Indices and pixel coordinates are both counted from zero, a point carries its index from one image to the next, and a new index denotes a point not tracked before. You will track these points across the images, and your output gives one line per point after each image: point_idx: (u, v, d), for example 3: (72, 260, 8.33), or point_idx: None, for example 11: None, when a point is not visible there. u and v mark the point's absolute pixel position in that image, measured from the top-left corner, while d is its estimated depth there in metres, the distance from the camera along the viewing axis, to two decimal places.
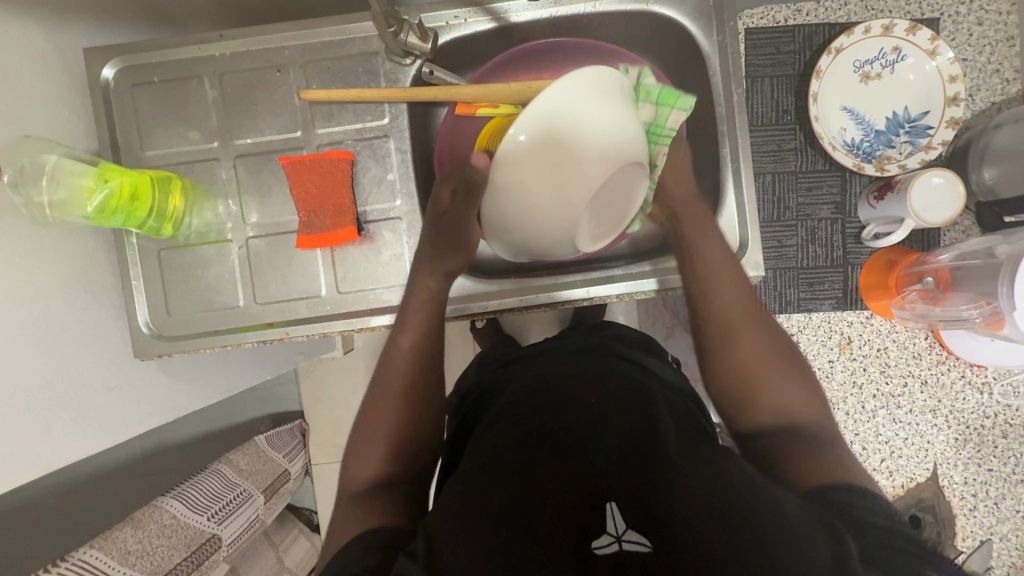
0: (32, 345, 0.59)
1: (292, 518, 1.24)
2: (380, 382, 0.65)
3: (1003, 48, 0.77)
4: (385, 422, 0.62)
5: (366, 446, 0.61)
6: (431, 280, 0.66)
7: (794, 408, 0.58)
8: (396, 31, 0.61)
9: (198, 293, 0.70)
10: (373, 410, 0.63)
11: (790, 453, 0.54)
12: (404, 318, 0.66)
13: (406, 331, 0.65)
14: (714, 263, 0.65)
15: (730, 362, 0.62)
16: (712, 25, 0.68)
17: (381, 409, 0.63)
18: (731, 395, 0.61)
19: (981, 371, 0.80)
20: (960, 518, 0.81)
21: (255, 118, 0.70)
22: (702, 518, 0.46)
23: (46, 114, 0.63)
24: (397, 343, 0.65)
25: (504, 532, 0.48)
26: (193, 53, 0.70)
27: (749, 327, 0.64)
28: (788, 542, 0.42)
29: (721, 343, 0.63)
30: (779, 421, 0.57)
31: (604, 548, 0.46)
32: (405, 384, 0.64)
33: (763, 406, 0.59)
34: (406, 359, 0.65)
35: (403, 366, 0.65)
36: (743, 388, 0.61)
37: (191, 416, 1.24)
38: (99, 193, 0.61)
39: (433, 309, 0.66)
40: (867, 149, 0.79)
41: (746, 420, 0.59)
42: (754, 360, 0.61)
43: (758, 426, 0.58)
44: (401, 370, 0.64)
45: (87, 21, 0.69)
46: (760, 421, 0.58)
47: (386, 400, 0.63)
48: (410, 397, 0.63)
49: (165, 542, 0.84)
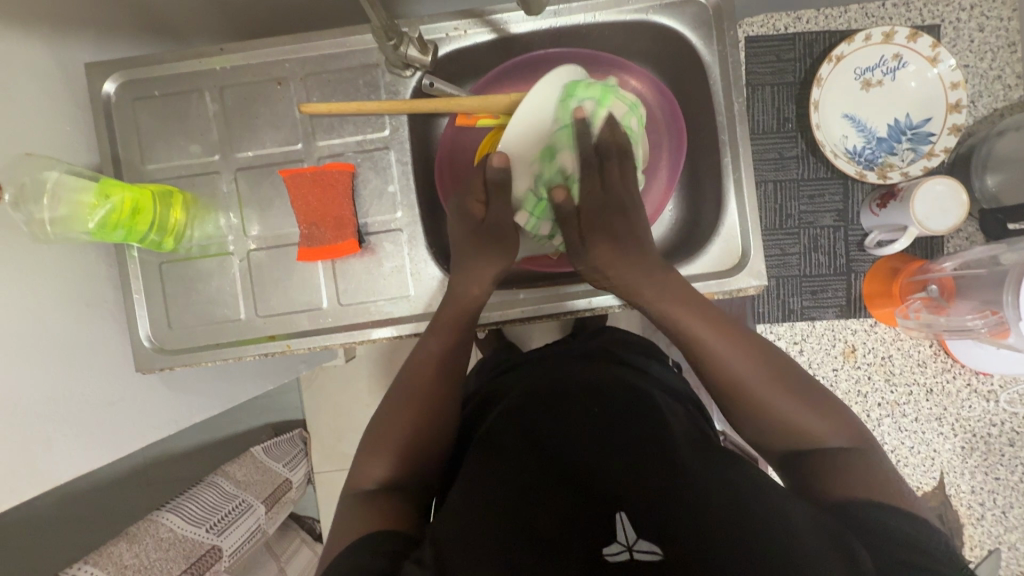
0: (31, 359, 0.59)
1: (295, 528, 1.24)
2: (404, 382, 0.63)
3: (1005, 54, 0.77)
4: (403, 426, 0.60)
5: (377, 449, 0.59)
6: (474, 287, 0.65)
7: (815, 435, 0.55)
8: (396, 44, 0.61)
9: (199, 306, 0.70)
10: (391, 413, 0.61)
11: (812, 481, 0.52)
12: (438, 325, 0.64)
13: (438, 336, 0.64)
14: (686, 305, 0.62)
15: (739, 405, 0.58)
16: (712, 34, 0.68)
17: (401, 414, 0.60)
18: (750, 426, 0.58)
19: (987, 379, 0.79)
20: (968, 528, 0.80)
21: (256, 131, 0.70)
22: (716, 528, 0.46)
23: (47, 129, 0.63)
24: (429, 347, 0.64)
25: (515, 543, 0.47)
26: (194, 67, 0.70)
27: (740, 358, 0.59)
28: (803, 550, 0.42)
29: (720, 384, 0.59)
30: (795, 451, 0.55)
31: (614, 556, 0.46)
32: (431, 392, 0.62)
33: (779, 439, 0.56)
34: (438, 365, 0.63)
35: (429, 372, 0.63)
36: (753, 420, 0.57)
37: (193, 425, 1.24)
38: (101, 209, 0.61)
39: (465, 318, 0.65)
40: (870, 156, 0.79)
41: (768, 448, 0.58)
42: (754, 391, 0.57)
43: (780, 455, 0.56)
44: (429, 376, 0.63)
45: (89, 38, 0.69)
46: (779, 453, 0.57)
47: (408, 404, 0.61)
48: (433, 406, 0.61)
49: (163, 555, 0.84)
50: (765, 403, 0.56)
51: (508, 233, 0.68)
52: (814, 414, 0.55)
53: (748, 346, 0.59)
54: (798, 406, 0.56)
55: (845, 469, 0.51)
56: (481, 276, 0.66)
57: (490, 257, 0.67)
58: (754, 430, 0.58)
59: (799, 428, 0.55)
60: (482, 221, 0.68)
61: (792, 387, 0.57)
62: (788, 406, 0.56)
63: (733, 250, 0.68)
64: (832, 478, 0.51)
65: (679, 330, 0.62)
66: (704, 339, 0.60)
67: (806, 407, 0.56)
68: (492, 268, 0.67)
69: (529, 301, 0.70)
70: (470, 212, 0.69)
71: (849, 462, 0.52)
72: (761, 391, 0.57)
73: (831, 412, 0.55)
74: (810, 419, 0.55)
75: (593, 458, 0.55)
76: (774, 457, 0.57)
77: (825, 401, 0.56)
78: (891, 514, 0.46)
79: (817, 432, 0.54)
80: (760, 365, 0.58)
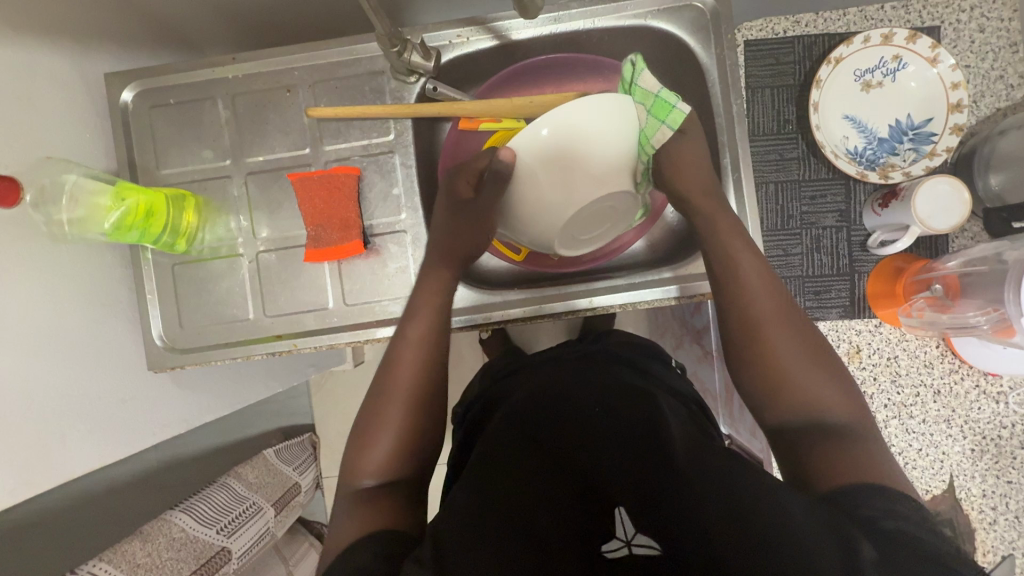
0: (48, 355, 0.61)
1: (303, 531, 1.25)
2: (387, 376, 0.63)
3: (1007, 54, 0.77)
4: (392, 420, 0.60)
5: (366, 442, 0.60)
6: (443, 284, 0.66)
7: (822, 404, 0.55)
8: (400, 51, 0.64)
9: (209, 306, 0.72)
10: (376, 405, 0.62)
11: (811, 454, 0.52)
12: (415, 316, 0.65)
13: (414, 324, 0.65)
14: (726, 246, 0.63)
15: (759, 354, 0.58)
16: (710, 38, 0.69)
17: (386, 405, 0.61)
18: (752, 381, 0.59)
19: (996, 380, 0.78)
20: (980, 533, 0.78)
21: (266, 137, 0.72)
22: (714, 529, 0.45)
23: (68, 136, 0.66)
24: (405, 339, 0.64)
25: (506, 529, 0.49)
26: (207, 76, 0.72)
27: (769, 298, 0.60)
28: (802, 547, 0.41)
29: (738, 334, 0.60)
30: (800, 414, 0.55)
31: (614, 551, 0.51)
32: (412, 384, 0.62)
33: (781, 398, 0.56)
34: (417, 354, 0.63)
35: (410, 365, 0.63)
36: (766, 377, 0.58)
37: (204, 428, 1.26)
38: (116, 211, 0.64)
39: (441, 310, 0.65)
40: (871, 157, 0.79)
41: (771, 409, 0.57)
42: (771, 339, 0.58)
43: (780, 418, 0.56)
44: (410, 369, 0.63)
45: (108, 49, 0.72)
46: (781, 417, 0.56)
47: (389, 400, 0.61)
48: (414, 395, 0.62)
49: (174, 555, 0.85)
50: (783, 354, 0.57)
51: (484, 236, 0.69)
52: (828, 382, 0.56)
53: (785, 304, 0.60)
54: (812, 371, 0.56)
55: (845, 450, 0.51)
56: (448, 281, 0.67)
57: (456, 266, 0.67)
58: (759, 390, 0.58)
59: (808, 392, 0.56)
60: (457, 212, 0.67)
61: (811, 353, 0.58)
62: (800, 365, 0.57)
63: None
64: (829, 458, 0.50)
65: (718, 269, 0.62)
66: (740, 279, 0.61)
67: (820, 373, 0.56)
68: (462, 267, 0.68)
69: (531, 300, 0.70)
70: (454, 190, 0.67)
71: (854, 445, 0.51)
72: (781, 340, 0.58)
73: (844, 386, 0.56)
74: (820, 385, 0.56)
75: (595, 458, 0.56)
76: (775, 421, 0.56)
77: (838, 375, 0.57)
78: None
79: (825, 400, 0.55)
80: (784, 319, 0.59)
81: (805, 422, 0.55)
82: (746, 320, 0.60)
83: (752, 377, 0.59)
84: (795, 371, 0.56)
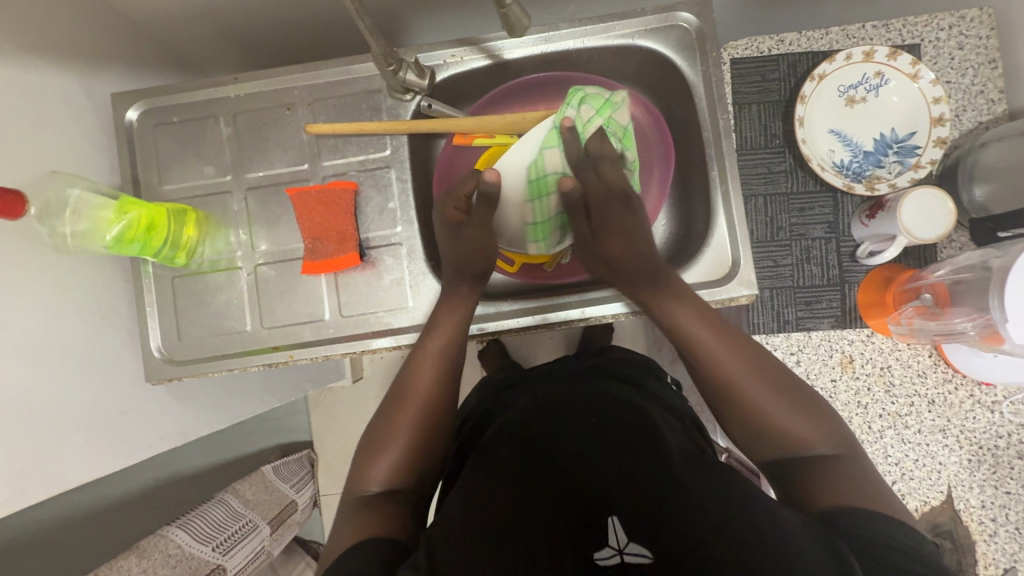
0: (46, 365, 0.62)
1: (299, 551, 1.23)
2: (400, 387, 0.63)
3: (986, 70, 0.79)
4: (403, 430, 0.60)
5: (382, 447, 0.59)
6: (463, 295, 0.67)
7: (805, 440, 0.54)
8: (396, 69, 0.67)
9: (207, 318, 0.73)
10: (388, 415, 0.62)
11: (800, 481, 0.52)
12: (437, 325, 0.66)
13: (436, 335, 0.65)
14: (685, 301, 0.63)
15: (733, 405, 0.58)
16: (695, 56, 0.72)
17: (401, 413, 0.61)
18: (734, 428, 0.59)
19: (990, 390, 0.78)
20: (981, 545, 0.77)
21: (266, 153, 0.74)
22: (716, 540, 0.45)
23: (73, 154, 0.68)
24: (425, 349, 0.65)
25: (503, 538, 0.49)
26: (209, 95, 0.75)
27: (730, 351, 0.60)
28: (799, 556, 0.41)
29: (712, 382, 0.59)
30: (781, 454, 0.55)
31: (605, 560, 0.47)
32: (428, 394, 0.62)
33: (761, 439, 0.56)
34: (434, 364, 0.64)
35: (427, 376, 0.63)
36: (746, 430, 0.57)
37: (202, 445, 1.26)
38: (118, 223, 0.66)
39: (461, 322, 0.66)
40: (857, 169, 0.81)
41: (751, 448, 0.58)
42: (741, 389, 0.58)
43: (768, 456, 0.56)
44: (425, 380, 0.63)
45: (114, 70, 0.75)
46: (764, 456, 0.56)
47: (403, 409, 0.62)
48: (431, 405, 0.62)
49: (169, 572, 0.84)
50: (754, 401, 0.57)
51: (493, 250, 0.70)
52: (802, 416, 0.56)
53: (742, 347, 0.60)
54: (786, 409, 0.56)
55: (836, 475, 0.51)
56: (457, 301, 0.67)
57: (472, 286, 0.68)
58: (742, 433, 0.58)
59: (786, 431, 0.55)
60: (459, 226, 0.69)
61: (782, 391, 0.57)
62: (773, 407, 0.56)
63: (723, 260, 0.70)
64: (815, 485, 0.51)
65: (678, 325, 0.63)
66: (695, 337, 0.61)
67: (794, 409, 0.56)
68: (478, 285, 0.69)
69: (524, 311, 0.71)
70: (447, 218, 0.69)
71: (838, 473, 0.51)
72: (749, 389, 0.57)
73: (820, 420, 0.56)
74: (797, 421, 0.55)
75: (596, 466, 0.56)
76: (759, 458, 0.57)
77: (811, 407, 0.57)
78: (897, 524, 0.45)
79: (805, 436, 0.54)
80: (752, 367, 0.59)
81: (791, 459, 0.54)
82: (714, 373, 0.59)
83: (735, 424, 0.58)
84: (769, 412, 0.56)
